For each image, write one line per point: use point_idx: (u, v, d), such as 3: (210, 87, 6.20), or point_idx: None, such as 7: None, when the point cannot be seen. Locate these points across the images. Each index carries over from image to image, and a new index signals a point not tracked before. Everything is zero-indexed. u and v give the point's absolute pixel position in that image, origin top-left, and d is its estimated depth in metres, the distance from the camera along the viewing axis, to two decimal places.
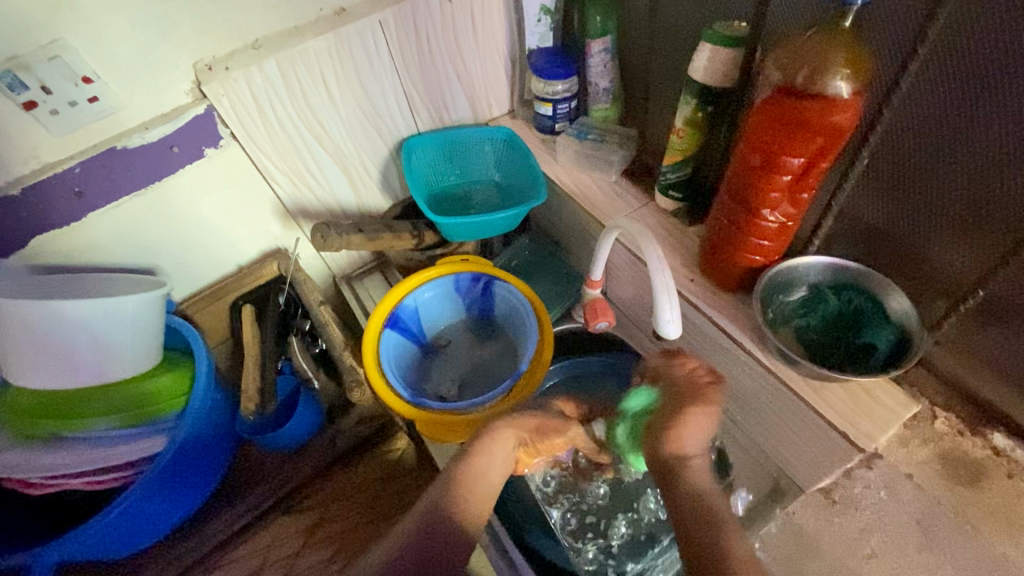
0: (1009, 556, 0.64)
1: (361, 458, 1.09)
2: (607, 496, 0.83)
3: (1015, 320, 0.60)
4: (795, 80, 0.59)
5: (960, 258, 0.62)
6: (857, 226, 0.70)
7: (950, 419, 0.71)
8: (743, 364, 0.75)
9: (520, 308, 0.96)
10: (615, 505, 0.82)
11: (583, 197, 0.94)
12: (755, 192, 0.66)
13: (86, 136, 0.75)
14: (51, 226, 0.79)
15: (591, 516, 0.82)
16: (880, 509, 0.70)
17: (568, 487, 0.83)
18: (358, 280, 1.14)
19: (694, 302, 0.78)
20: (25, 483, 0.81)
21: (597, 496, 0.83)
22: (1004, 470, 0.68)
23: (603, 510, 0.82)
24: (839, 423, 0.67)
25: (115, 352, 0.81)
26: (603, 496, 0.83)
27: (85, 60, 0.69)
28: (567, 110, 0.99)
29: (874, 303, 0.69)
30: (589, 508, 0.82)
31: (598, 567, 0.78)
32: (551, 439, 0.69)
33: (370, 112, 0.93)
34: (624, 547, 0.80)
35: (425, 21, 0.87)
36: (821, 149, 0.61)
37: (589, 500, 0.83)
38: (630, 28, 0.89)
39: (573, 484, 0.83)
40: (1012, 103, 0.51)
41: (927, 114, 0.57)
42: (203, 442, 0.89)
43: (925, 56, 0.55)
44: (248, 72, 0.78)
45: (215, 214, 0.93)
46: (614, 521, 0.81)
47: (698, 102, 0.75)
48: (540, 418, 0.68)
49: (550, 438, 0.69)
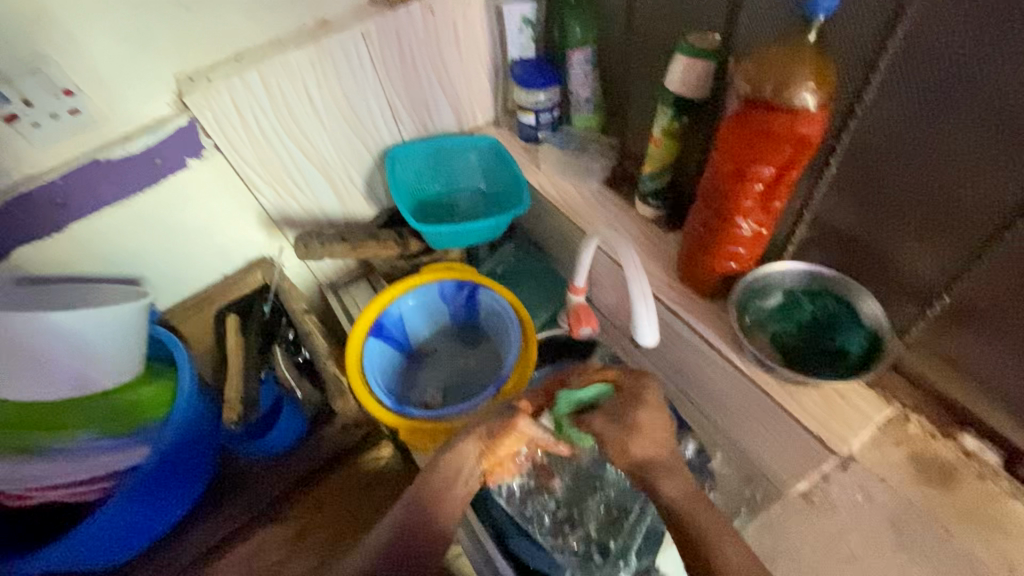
0: (979, 555, 0.65)
1: (345, 466, 1.08)
2: (571, 482, 0.83)
3: (980, 322, 0.62)
4: (761, 92, 0.60)
5: (927, 263, 0.63)
6: (829, 232, 0.72)
7: (922, 423, 0.72)
8: (721, 369, 0.76)
9: (504, 315, 0.97)
10: (582, 491, 0.83)
11: (566, 205, 0.95)
12: (729, 201, 0.68)
13: (68, 148, 0.75)
14: (33, 237, 0.79)
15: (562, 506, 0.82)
16: (857, 512, 0.71)
17: (530, 489, 0.82)
18: (343, 288, 1.13)
19: (673, 307, 0.80)
20: (7, 495, 0.81)
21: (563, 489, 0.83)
22: (975, 472, 0.69)
23: (571, 500, 0.82)
24: (813, 426, 0.68)
25: (96, 363, 0.81)
26: (568, 486, 0.83)
27: (66, 72, 0.69)
28: (550, 119, 1.00)
29: (847, 308, 0.70)
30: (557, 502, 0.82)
31: (583, 557, 0.78)
32: (507, 442, 0.69)
33: (354, 122, 0.94)
34: (600, 528, 0.80)
35: (407, 33, 0.88)
36: (789, 159, 0.62)
37: (556, 496, 0.82)
38: (609, 39, 0.90)
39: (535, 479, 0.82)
40: (970, 112, 0.53)
41: (890, 125, 0.59)
42: (186, 452, 0.89)
43: (886, 67, 0.57)
44: (231, 83, 0.79)
45: (199, 224, 0.93)
46: (586, 508, 0.82)
47: (673, 113, 0.76)
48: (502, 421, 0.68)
49: (508, 443, 0.69)
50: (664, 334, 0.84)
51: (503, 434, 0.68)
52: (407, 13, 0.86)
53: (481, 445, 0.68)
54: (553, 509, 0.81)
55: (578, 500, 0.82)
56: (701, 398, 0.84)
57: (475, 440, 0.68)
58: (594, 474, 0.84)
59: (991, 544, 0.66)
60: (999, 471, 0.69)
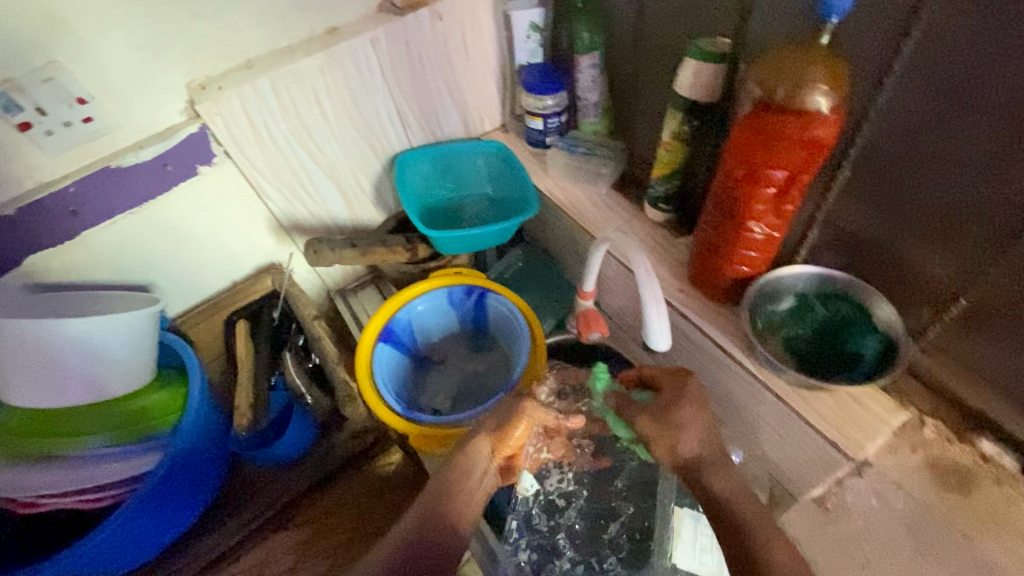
0: (998, 562, 0.64)
1: (354, 473, 1.08)
2: (581, 523, 0.83)
3: (996, 326, 0.62)
4: (773, 96, 0.60)
5: (942, 266, 0.63)
6: (842, 235, 0.71)
7: (938, 427, 0.72)
8: (735, 375, 0.76)
9: (514, 320, 0.96)
10: (594, 528, 0.83)
11: (574, 209, 0.95)
12: (741, 204, 0.67)
13: (81, 156, 0.76)
14: (47, 245, 0.79)
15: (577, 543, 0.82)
16: (871, 518, 0.70)
17: (542, 550, 0.82)
18: (352, 294, 1.14)
19: (685, 313, 0.79)
20: (18, 501, 0.81)
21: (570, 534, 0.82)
22: (992, 476, 0.69)
23: (590, 536, 0.82)
24: (828, 432, 0.68)
25: (107, 370, 0.81)
26: (579, 532, 0.82)
27: (80, 82, 0.70)
28: (558, 124, 1.00)
29: (860, 311, 0.70)
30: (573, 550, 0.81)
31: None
32: (515, 432, 0.70)
33: (363, 128, 0.94)
34: (624, 559, 0.80)
35: (417, 39, 0.88)
36: (802, 163, 0.62)
37: (568, 554, 0.81)
38: (617, 44, 0.91)
39: (550, 507, 0.84)
40: (987, 115, 0.52)
41: (905, 127, 0.59)
42: (196, 460, 0.89)
43: (901, 67, 0.56)
44: (242, 90, 0.79)
45: (210, 230, 0.93)
46: (604, 533, 0.82)
47: (684, 116, 0.77)
48: (501, 416, 0.70)
49: (517, 431, 0.70)
50: (675, 339, 0.83)
51: (509, 425, 0.69)
52: (416, 19, 0.86)
53: (491, 442, 0.69)
54: (572, 565, 0.80)
55: (596, 536, 0.82)
56: (711, 402, 0.84)
57: (486, 436, 0.69)
58: (598, 510, 0.83)
59: (1009, 550, 0.65)
60: (1017, 476, 0.68)
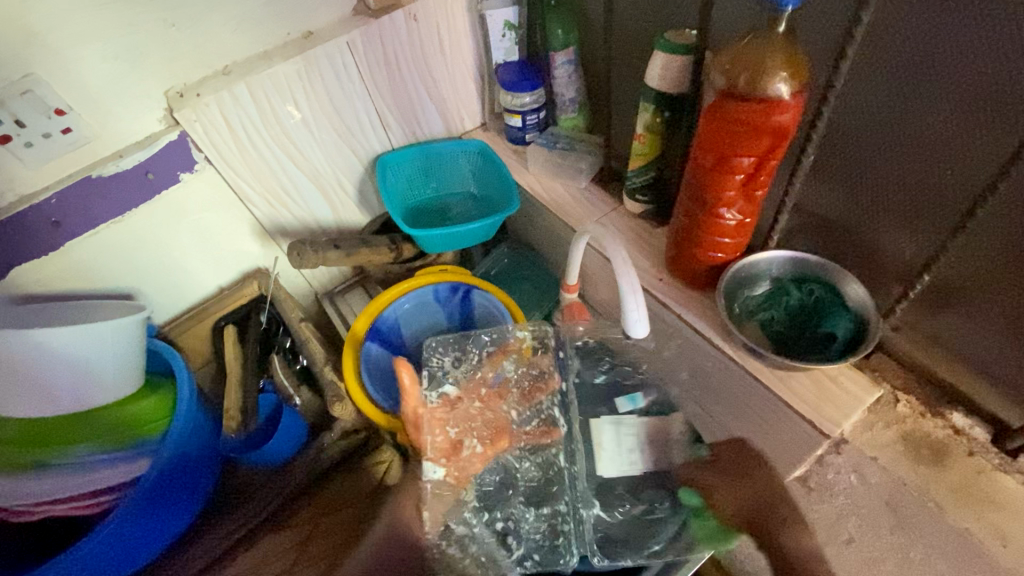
0: (971, 530, 0.66)
1: (347, 472, 1.05)
2: (494, 483, 0.79)
3: (960, 301, 0.63)
4: (737, 85, 0.61)
5: (907, 244, 0.65)
6: (811, 219, 0.73)
7: (911, 402, 0.73)
8: (714, 359, 0.77)
9: (498, 315, 0.98)
10: (505, 486, 0.79)
11: (555, 203, 0.97)
12: (711, 192, 0.69)
13: (61, 167, 0.77)
14: (30, 257, 0.80)
15: (493, 505, 0.78)
16: (853, 494, 0.72)
17: (466, 527, 0.75)
18: (340, 296, 1.15)
19: (663, 300, 0.81)
20: (10, 511, 0.81)
21: (483, 488, 0.79)
22: (964, 447, 0.70)
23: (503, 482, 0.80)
24: (805, 411, 0.69)
25: (95, 378, 0.82)
26: (493, 487, 0.79)
27: (57, 93, 0.71)
28: (537, 121, 1.02)
29: (833, 292, 0.72)
30: (496, 518, 0.77)
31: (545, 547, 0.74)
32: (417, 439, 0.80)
33: (343, 131, 0.95)
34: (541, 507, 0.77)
35: (392, 41, 0.89)
36: (768, 148, 0.64)
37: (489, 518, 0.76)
38: (590, 40, 0.92)
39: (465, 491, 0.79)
40: (936, 98, 0.54)
41: (863, 111, 0.61)
42: (186, 465, 0.89)
43: (856, 53, 0.58)
44: (219, 97, 0.80)
45: (194, 237, 0.94)
46: (513, 498, 0.78)
47: (655, 108, 0.78)
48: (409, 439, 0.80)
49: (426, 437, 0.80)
50: (655, 326, 0.85)
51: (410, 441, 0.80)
52: (391, 22, 0.87)
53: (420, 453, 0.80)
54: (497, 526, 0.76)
55: (505, 496, 0.78)
56: (695, 388, 0.85)
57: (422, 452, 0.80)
58: (508, 470, 0.80)
59: (983, 519, 0.66)
60: (988, 447, 0.69)
